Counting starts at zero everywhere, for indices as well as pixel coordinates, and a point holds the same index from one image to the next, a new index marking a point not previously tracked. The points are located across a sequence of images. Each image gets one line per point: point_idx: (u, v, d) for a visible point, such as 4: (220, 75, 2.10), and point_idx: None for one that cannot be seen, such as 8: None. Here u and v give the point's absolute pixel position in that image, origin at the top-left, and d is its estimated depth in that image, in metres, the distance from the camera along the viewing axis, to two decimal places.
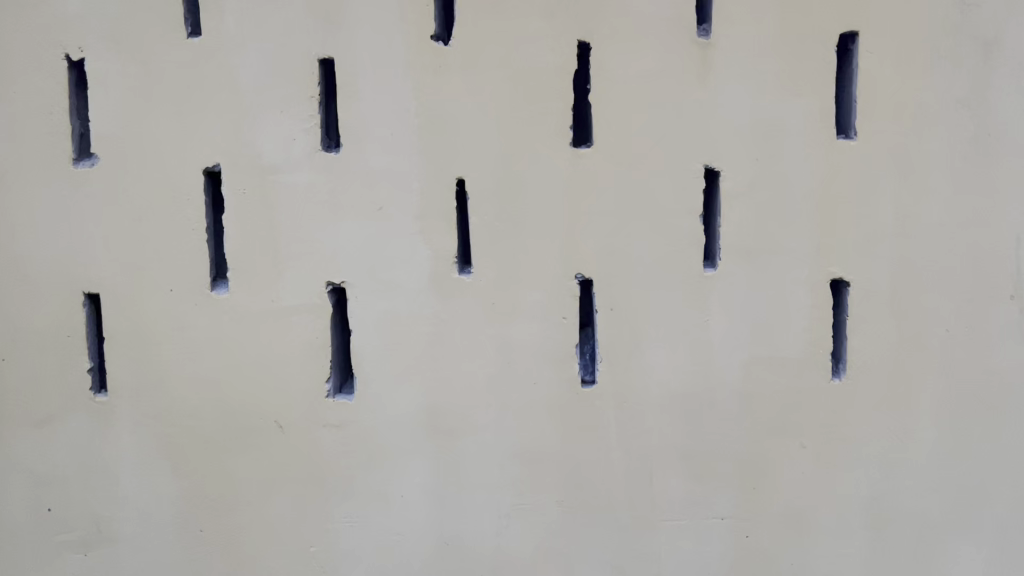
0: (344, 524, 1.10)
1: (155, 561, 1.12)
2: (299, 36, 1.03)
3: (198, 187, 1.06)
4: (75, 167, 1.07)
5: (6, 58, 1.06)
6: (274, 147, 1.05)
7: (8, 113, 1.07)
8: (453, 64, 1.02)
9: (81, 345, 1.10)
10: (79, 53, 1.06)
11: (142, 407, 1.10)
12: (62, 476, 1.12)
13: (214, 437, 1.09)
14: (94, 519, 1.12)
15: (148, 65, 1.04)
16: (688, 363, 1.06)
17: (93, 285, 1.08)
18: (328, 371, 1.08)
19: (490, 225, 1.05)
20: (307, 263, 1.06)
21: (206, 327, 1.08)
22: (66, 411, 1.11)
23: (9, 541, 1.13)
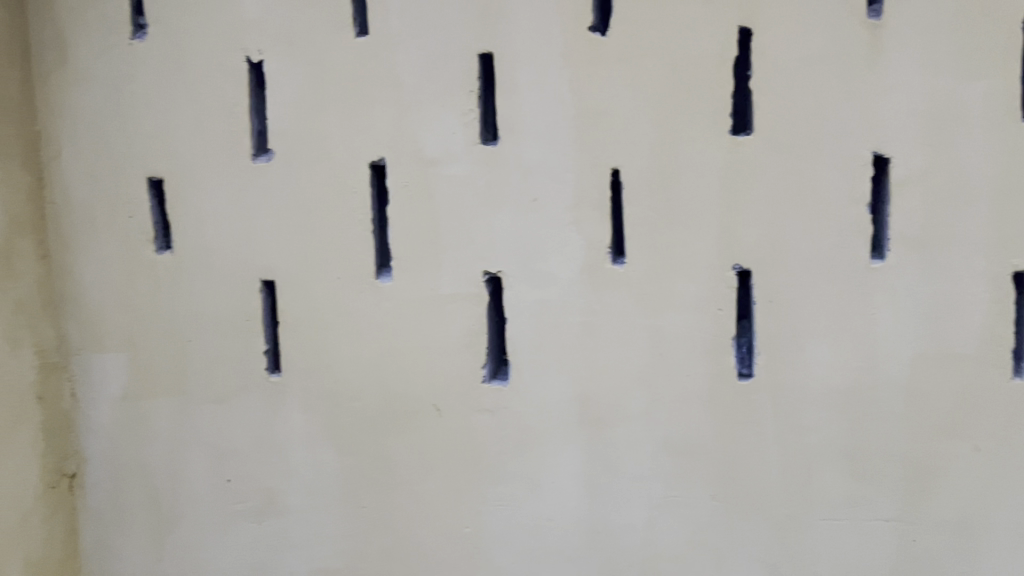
0: (496, 507, 1.13)
1: (320, 534, 1.19)
2: (459, 32, 1.06)
3: (364, 180, 1.11)
4: (254, 162, 1.15)
5: (195, 63, 1.15)
6: (435, 140, 1.08)
7: (196, 113, 1.16)
8: (609, 55, 1.02)
9: (258, 328, 1.18)
10: (258, 55, 1.13)
11: (311, 387, 1.17)
12: (240, 450, 1.21)
13: (375, 418, 1.15)
14: (267, 491, 1.21)
15: (320, 65, 1.11)
16: (851, 359, 1.02)
17: (269, 272, 1.16)
18: (483, 357, 1.10)
19: (645, 214, 1.04)
20: (464, 253, 1.09)
21: (369, 313, 1.13)
22: (244, 389, 1.20)
23: (195, 507, 1.24)
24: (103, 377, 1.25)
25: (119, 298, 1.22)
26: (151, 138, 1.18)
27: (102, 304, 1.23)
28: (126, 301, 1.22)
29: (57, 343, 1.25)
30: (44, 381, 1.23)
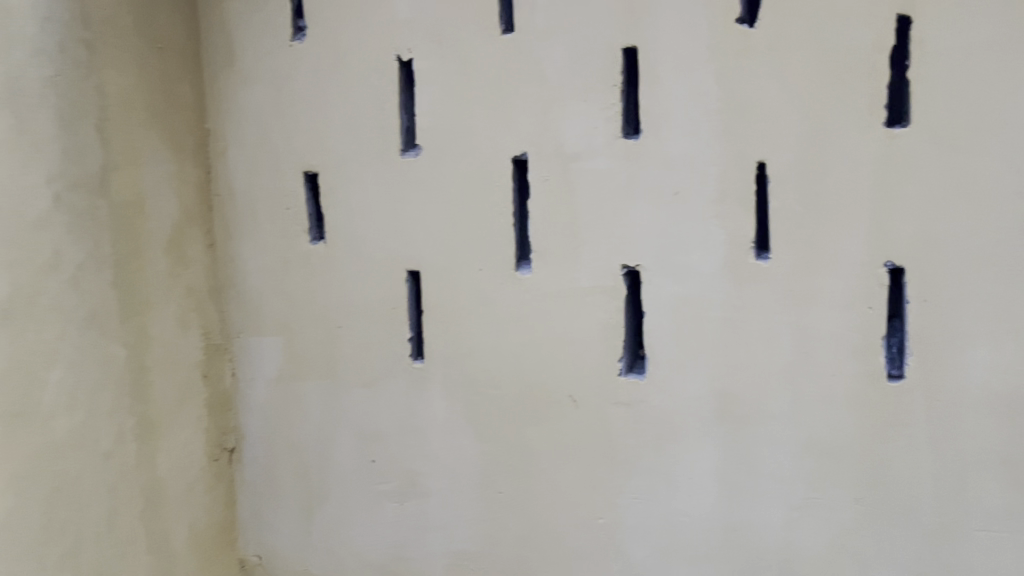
0: (632, 500, 1.13)
1: (459, 516, 1.24)
2: (603, 27, 1.07)
3: (506, 174, 1.14)
4: (402, 157, 1.20)
5: (350, 62, 1.21)
6: (577, 135, 1.10)
7: (350, 111, 1.22)
8: (756, 46, 1.01)
9: (403, 316, 1.23)
10: (408, 54, 1.18)
11: (452, 375, 1.21)
12: (385, 432, 1.27)
13: (514, 407, 1.18)
14: (410, 473, 1.26)
15: (466, 62, 1.14)
16: (1014, 363, 0.96)
17: (415, 262, 1.21)
18: (620, 350, 1.11)
19: (790, 209, 1.02)
20: (604, 246, 1.10)
21: (509, 304, 1.16)
22: (389, 374, 1.25)
23: (343, 484, 1.31)
24: (261, 358, 1.34)
25: (277, 285, 1.31)
26: (309, 134, 1.25)
27: (262, 290, 1.32)
28: (282, 288, 1.30)
29: (221, 326, 1.35)
30: (209, 361, 1.33)
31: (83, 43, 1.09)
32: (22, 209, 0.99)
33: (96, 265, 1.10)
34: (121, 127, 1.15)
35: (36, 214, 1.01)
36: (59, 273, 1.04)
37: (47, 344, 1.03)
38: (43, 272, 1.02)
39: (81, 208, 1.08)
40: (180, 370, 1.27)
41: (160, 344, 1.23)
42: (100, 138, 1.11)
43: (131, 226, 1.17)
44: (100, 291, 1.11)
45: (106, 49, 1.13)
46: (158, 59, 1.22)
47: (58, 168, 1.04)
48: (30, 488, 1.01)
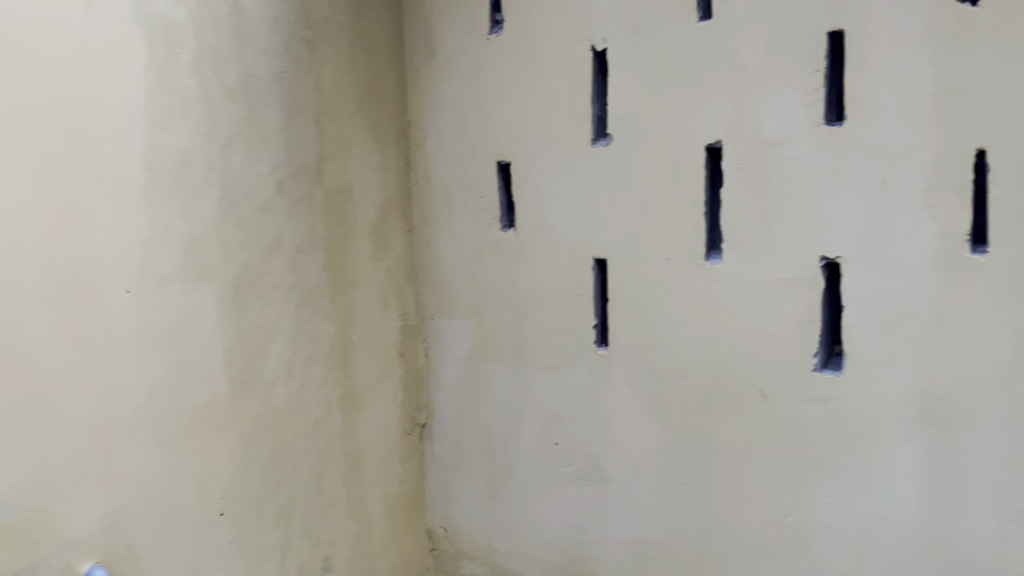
0: (823, 500, 1.09)
1: (641, 504, 1.24)
2: (806, 9, 1.03)
3: (699, 163, 1.13)
4: (593, 146, 1.21)
5: (545, 53, 1.24)
6: (775, 121, 1.07)
7: (544, 101, 1.25)
8: (979, 24, 0.94)
9: (589, 303, 1.25)
10: (603, 43, 1.19)
11: (637, 363, 1.21)
12: (570, 416, 1.29)
13: (700, 398, 1.16)
14: (593, 458, 1.28)
15: (661, 49, 1.14)
16: None
17: (604, 250, 1.22)
18: (815, 345, 1.07)
19: (1014, 199, 0.94)
20: (800, 236, 1.06)
21: (698, 294, 1.15)
22: (575, 360, 1.28)
23: (527, 464, 1.35)
24: (453, 340, 1.41)
25: (469, 270, 1.36)
26: (504, 125, 1.29)
27: (455, 274, 1.38)
28: (474, 273, 1.36)
29: (416, 308, 1.43)
30: (405, 341, 1.41)
31: (304, 42, 1.18)
32: (252, 195, 1.09)
33: (311, 247, 1.20)
34: (335, 120, 1.24)
35: (263, 199, 1.11)
36: (281, 253, 1.14)
37: (270, 318, 1.13)
38: (267, 252, 1.12)
39: (299, 195, 1.17)
40: (380, 348, 1.36)
41: (364, 323, 1.32)
42: (317, 130, 1.20)
43: (341, 212, 1.26)
44: (314, 272, 1.21)
45: (324, 48, 1.22)
46: (367, 55, 1.30)
47: (281, 158, 1.14)
48: (252, 448, 1.11)
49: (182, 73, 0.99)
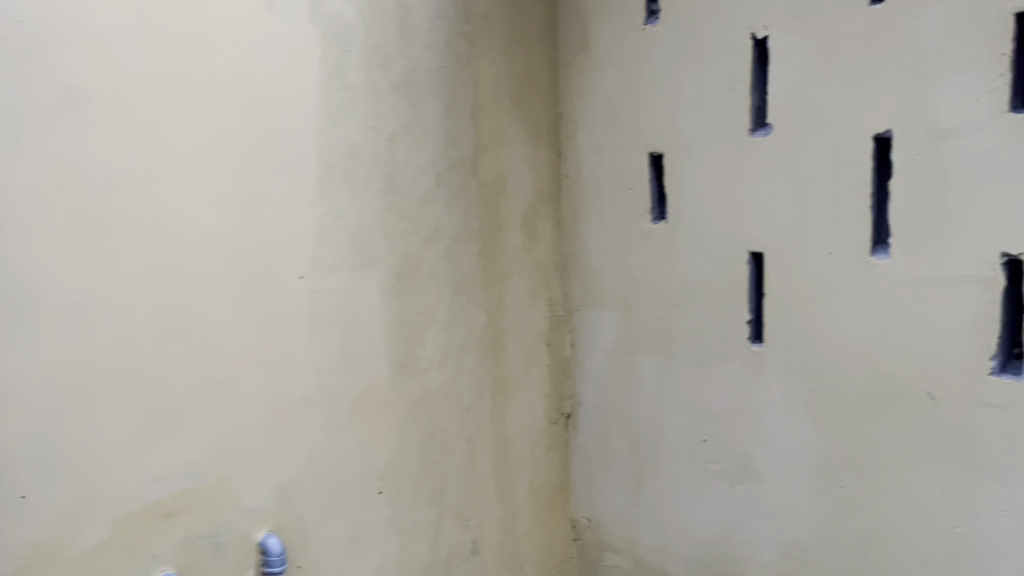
0: (997, 513, 1.02)
1: (793, 506, 1.21)
2: None
3: (866, 154, 1.08)
4: (751, 136, 1.18)
5: (702, 43, 1.22)
6: (952, 109, 1.00)
7: (700, 91, 1.23)
8: None
9: (743, 297, 1.22)
10: (764, 31, 1.15)
11: (793, 361, 1.18)
12: (719, 413, 1.27)
13: (860, 399, 1.12)
14: (743, 456, 1.25)
15: (827, 36, 1.09)
16: None
17: (760, 244, 1.19)
18: (993, 347, 1.00)
19: None
20: (979, 231, 1.00)
21: (861, 290, 1.10)
22: (726, 355, 1.25)
23: (674, 459, 1.34)
24: (600, 332, 1.41)
25: (618, 262, 1.36)
26: (658, 116, 1.28)
27: (604, 266, 1.38)
28: (623, 265, 1.36)
29: (563, 299, 1.44)
30: (552, 331, 1.43)
31: (463, 37, 1.21)
32: (413, 186, 1.13)
33: (466, 237, 1.23)
34: (490, 113, 1.27)
35: (423, 191, 1.15)
36: (438, 243, 1.18)
37: (427, 306, 1.17)
38: (426, 242, 1.16)
39: (457, 186, 1.21)
40: (529, 338, 1.38)
41: (514, 313, 1.34)
42: (473, 123, 1.23)
43: (494, 203, 1.28)
44: (469, 261, 1.24)
45: (482, 42, 1.24)
46: (523, 49, 1.32)
47: (440, 151, 1.17)
48: (409, 430, 1.16)
49: (353, 70, 1.03)
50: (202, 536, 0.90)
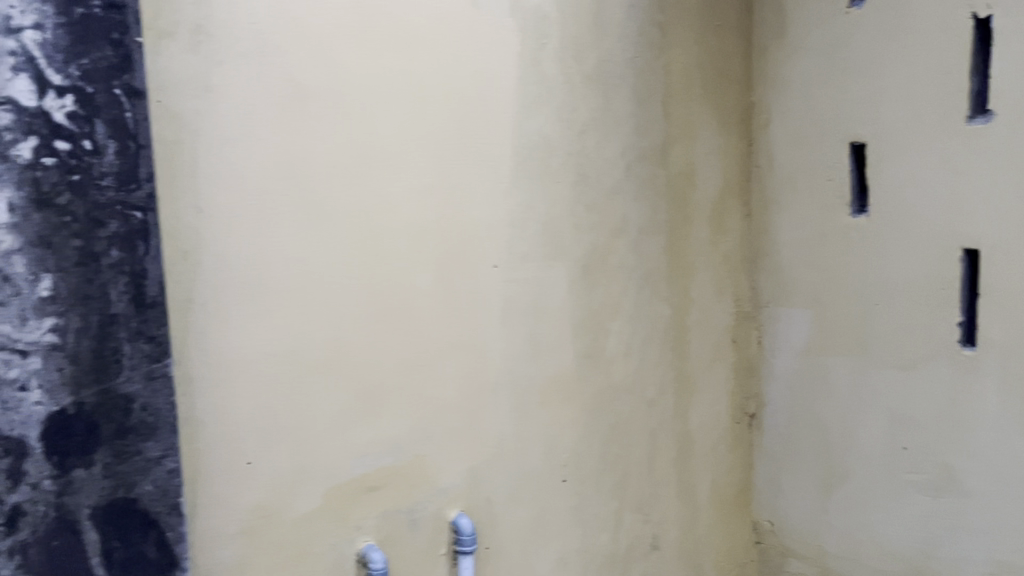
0: None
1: (1007, 525, 1.11)
2: None
3: None
4: (969, 124, 1.10)
5: (913, 25, 1.14)
6: None
7: (910, 76, 1.15)
8: None
9: (954, 298, 1.14)
10: (987, 10, 1.06)
11: (1010, 368, 1.08)
12: (921, 420, 1.19)
13: None
14: (947, 468, 1.17)
15: None
16: None
17: (975, 240, 1.10)
18: None
19: None
20: None
21: None
22: (931, 359, 1.17)
23: (867, 467, 1.27)
24: (790, 329, 1.35)
25: (812, 258, 1.30)
26: (861, 104, 1.21)
27: (795, 261, 1.33)
28: (818, 260, 1.29)
29: (750, 294, 1.39)
30: (738, 327, 1.39)
31: (656, 27, 1.19)
32: (603, 177, 1.13)
33: (653, 230, 1.22)
34: (681, 104, 1.24)
35: (612, 182, 1.14)
36: (626, 235, 1.17)
37: (613, 298, 1.16)
38: (614, 234, 1.16)
39: (646, 177, 1.19)
40: (714, 334, 1.34)
41: (700, 307, 1.31)
42: (664, 113, 1.21)
43: (683, 195, 1.26)
44: (655, 254, 1.23)
45: (675, 31, 1.22)
46: (716, 37, 1.28)
47: (630, 142, 1.16)
48: (592, 421, 1.16)
49: (548, 62, 1.04)
50: (401, 511, 0.94)
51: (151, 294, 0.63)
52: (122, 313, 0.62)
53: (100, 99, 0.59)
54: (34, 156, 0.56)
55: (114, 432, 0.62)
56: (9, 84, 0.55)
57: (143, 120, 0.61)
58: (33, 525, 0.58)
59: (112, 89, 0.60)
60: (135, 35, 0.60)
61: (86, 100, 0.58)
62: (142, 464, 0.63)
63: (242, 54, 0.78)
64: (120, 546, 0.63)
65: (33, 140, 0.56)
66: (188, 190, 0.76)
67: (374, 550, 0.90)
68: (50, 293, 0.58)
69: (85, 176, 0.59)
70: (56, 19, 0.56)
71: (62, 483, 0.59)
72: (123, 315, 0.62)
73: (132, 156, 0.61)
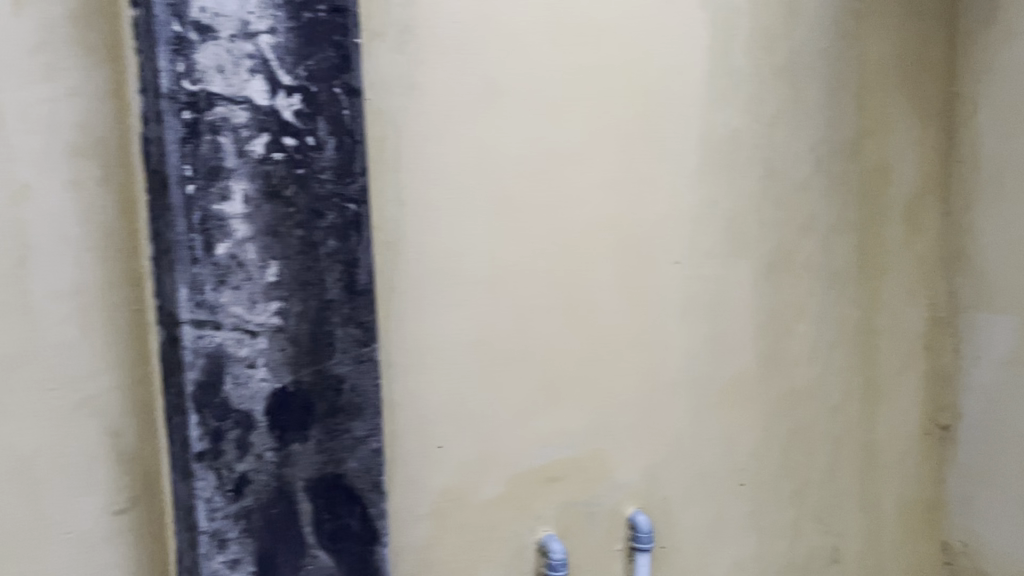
0: None
1: None
2: None
3: None
4: None
5: None
6: None
7: None
8: None
9: None
10: None
11: None
12: None
13: None
14: None
15: None
16: None
17: None
18: None
19: None
20: None
21: None
22: None
23: None
24: (993, 337, 1.25)
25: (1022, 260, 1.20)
26: None
27: (1001, 263, 1.23)
28: None
29: (947, 298, 1.30)
30: (932, 333, 1.30)
31: (852, 15, 1.14)
32: (791, 173, 1.09)
33: (843, 228, 1.16)
34: (876, 96, 1.18)
35: (801, 178, 1.10)
36: (814, 233, 1.13)
37: (799, 298, 1.12)
38: (802, 232, 1.11)
39: (836, 173, 1.14)
40: (906, 339, 1.27)
41: (891, 310, 1.24)
42: (858, 105, 1.16)
43: (876, 192, 1.19)
44: (845, 253, 1.17)
45: (872, 19, 1.16)
46: (917, 23, 1.21)
47: (821, 136, 1.12)
48: (774, 425, 1.12)
49: (738, 55, 1.02)
50: (580, 504, 0.95)
51: (361, 282, 0.67)
52: (336, 299, 0.65)
53: (322, 98, 0.63)
54: (266, 151, 0.61)
55: (326, 411, 0.66)
56: (247, 85, 0.60)
57: (359, 117, 0.65)
58: (257, 493, 0.63)
59: (332, 88, 0.64)
60: (353, 36, 0.64)
61: (310, 99, 0.63)
62: (349, 442, 0.67)
63: (443, 53, 0.80)
64: (329, 518, 0.67)
65: (266, 137, 0.61)
66: (393, 184, 0.79)
67: (554, 540, 0.92)
68: (275, 279, 0.62)
69: (307, 170, 0.63)
70: (287, 24, 0.61)
71: (281, 456, 0.64)
72: (337, 301, 0.65)
73: (348, 151, 0.65)
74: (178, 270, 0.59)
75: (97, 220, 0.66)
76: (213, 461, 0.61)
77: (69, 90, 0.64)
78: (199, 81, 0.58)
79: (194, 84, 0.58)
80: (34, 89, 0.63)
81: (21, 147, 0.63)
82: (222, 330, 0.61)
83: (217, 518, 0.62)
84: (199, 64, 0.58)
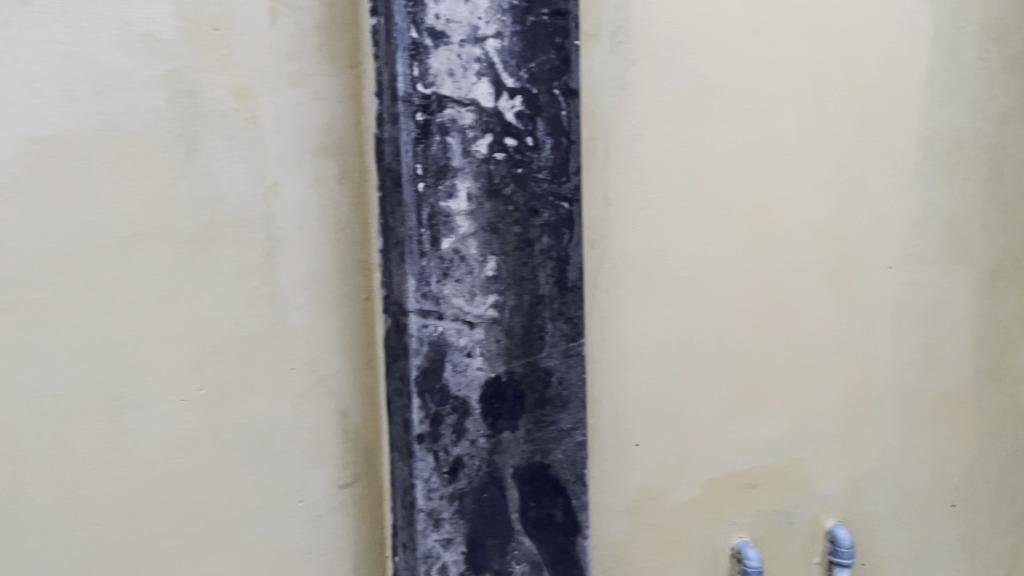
0: None
1: None
2: None
3: None
4: None
5: None
6: None
7: None
8: None
9: None
10: None
11: None
12: None
13: None
14: None
15: None
16: None
17: None
18: None
19: None
20: None
21: None
22: None
23: None
24: None
25: None
26: None
27: None
28: None
29: None
30: None
31: None
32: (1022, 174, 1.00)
33: None
34: None
35: None
36: None
37: None
38: None
39: None
40: None
41: None
42: None
43: None
44: None
45: None
46: None
47: None
48: (992, 445, 1.04)
49: (965, 48, 0.95)
50: (777, 512, 0.93)
51: (572, 278, 0.69)
52: (548, 295, 0.67)
53: (542, 99, 0.65)
54: (489, 151, 0.64)
55: (535, 402, 0.68)
56: (474, 87, 0.63)
57: (575, 118, 0.67)
58: (470, 476, 0.67)
59: (552, 89, 0.66)
60: (573, 40, 0.66)
61: (531, 100, 0.65)
62: (556, 433, 0.69)
63: (653, 54, 0.81)
64: (534, 506, 0.69)
65: (489, 137, 0.64)
66: (602, 183, 0.80)
67: (749, 547, 0.90)
68: (494, 273, 0.65)
69: (526, 169, 0.65)
70: (512, 28, 0.63)
71: (493, 443, 0.67)
72: (548, 296, 0.68)
73: (564, 151, 0.67)
74: (408, 263, 0.63)
75: (335, 214, 0.73)
76: (433, 444, 0.65)
77: (315, 94, 0.71)
78: (432, 84, 0.61)
79: (427, 86, 0.61)
80: (287, 94, 0.70)
81: (274, 146, 0.70)
82: (444, 320, 0.64)
83: (434, 498, 0.66)
84: (432, 68, 0.61)
